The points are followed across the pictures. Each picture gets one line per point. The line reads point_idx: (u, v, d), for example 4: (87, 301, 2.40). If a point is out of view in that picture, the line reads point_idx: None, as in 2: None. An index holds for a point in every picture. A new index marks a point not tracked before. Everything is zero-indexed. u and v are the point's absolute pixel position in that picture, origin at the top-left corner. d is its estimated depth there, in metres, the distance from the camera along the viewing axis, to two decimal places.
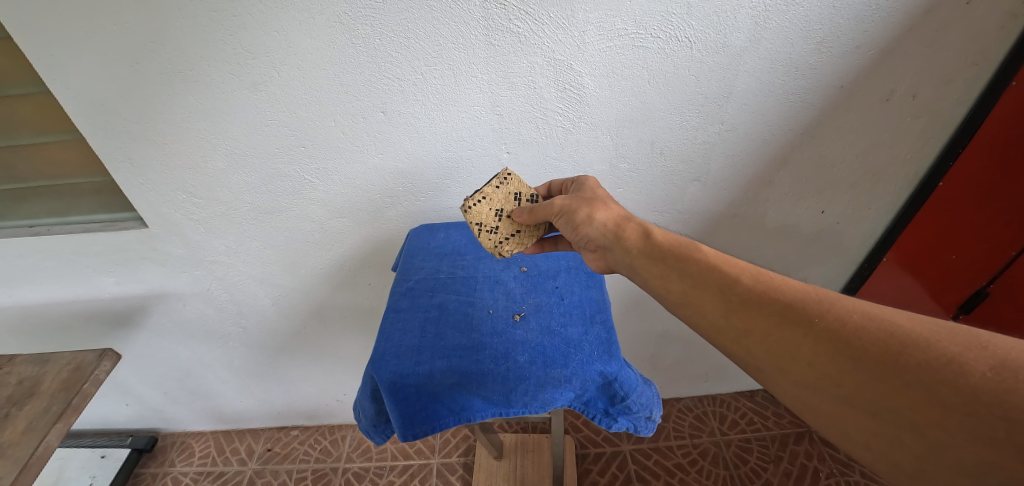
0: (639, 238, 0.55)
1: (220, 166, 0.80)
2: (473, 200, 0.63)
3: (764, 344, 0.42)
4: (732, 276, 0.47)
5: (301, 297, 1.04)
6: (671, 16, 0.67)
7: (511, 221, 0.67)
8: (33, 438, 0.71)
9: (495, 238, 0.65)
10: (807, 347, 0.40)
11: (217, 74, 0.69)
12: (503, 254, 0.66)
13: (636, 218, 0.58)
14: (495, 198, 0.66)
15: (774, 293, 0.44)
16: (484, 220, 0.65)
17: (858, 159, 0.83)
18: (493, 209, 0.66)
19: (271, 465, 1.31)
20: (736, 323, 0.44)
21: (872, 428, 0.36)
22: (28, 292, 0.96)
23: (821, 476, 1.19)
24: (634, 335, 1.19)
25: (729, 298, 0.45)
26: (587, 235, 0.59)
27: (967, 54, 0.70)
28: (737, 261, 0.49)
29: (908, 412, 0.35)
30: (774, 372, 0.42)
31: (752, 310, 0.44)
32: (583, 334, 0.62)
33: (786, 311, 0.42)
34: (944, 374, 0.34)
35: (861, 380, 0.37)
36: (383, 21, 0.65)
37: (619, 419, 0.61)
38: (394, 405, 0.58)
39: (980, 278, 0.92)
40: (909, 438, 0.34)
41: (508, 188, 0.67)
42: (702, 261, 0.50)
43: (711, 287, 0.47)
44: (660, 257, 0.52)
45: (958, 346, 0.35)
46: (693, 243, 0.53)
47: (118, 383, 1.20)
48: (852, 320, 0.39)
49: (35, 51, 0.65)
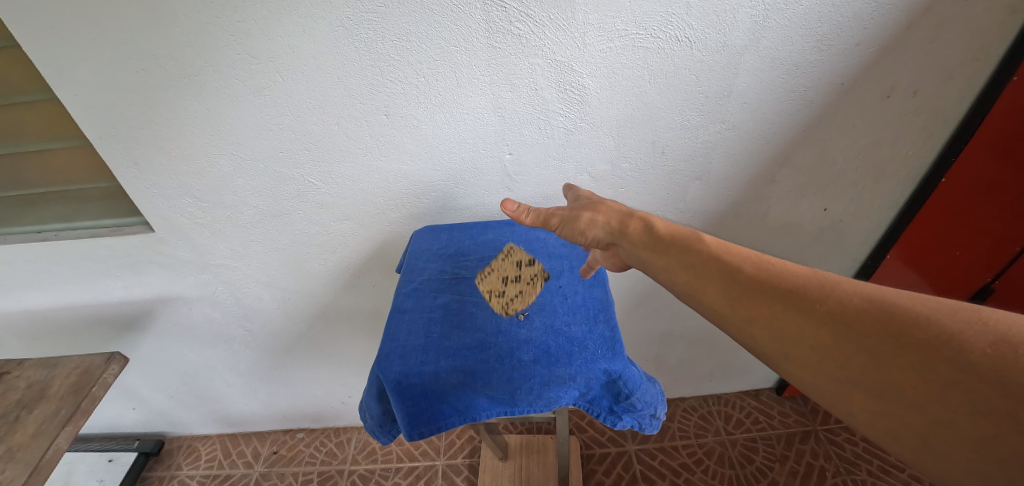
0: (642, 232, 0.54)
1: (225, 170, 0.80)
2: (483, 274, 0.72)
3: (768, 330, 0.42)
4: (734, 265, 0.47)
5: (306, 299, 1.04)
6: (671, 16, 0.67)
7: (517, 284, 0.69)
8: (43, 441, 0.72)
9: (503, 299, 0.68)
10: (810, 331, 0.40)
11: (222, 79, 0.70)
12: (511, 309, 0.66)
13: (638, 213, 0.57)
14: (502, 267, 0.71)
15: (775, 280, 0.44)
16: (491, 287, 0.69)
17: (860, 156, 0.83)
18: (500, 276, 0.70)
19: (278, 468, 1.32)
20: (740, 310, 0.44)
21: (875, 409, 0.36)
22: (37, 297, 0.97)
23: (827, 475, 1.19)
24: (637, 334, 1.19)
25: (733, 288, 0.45)
26: (594, 237, 0.59)
27: (969, 49, 0.70)
28: (740, 249, 0.49)
29: (911, 391, 0.35)
30: (778, 356, 0.42)
31: (755, 298, 0.44)
32: (587, 332, 0.62)
33: (788, 298, 0.42)
34: (945, 351, 0.34)
35: (864, 361, 0.37)
36: (385, 25, 0.66)
37: (623, 416, 0.62)
38: (399, 404, 0.58)
39: (985, 274, 0.92)
40: (912, 418, 0.35)
41: (512, 258, 0.73)
42: (704, 252, 0.49)
43: (714, 277, 0.47)
44: (665, 250, 0.51)
45: (959, 323, 0.35)
46: (695, 233, 0.52)
47: (124, 387, 1.21)
48: (852, 304, 0.39)
49: (43, 59, 0.66)
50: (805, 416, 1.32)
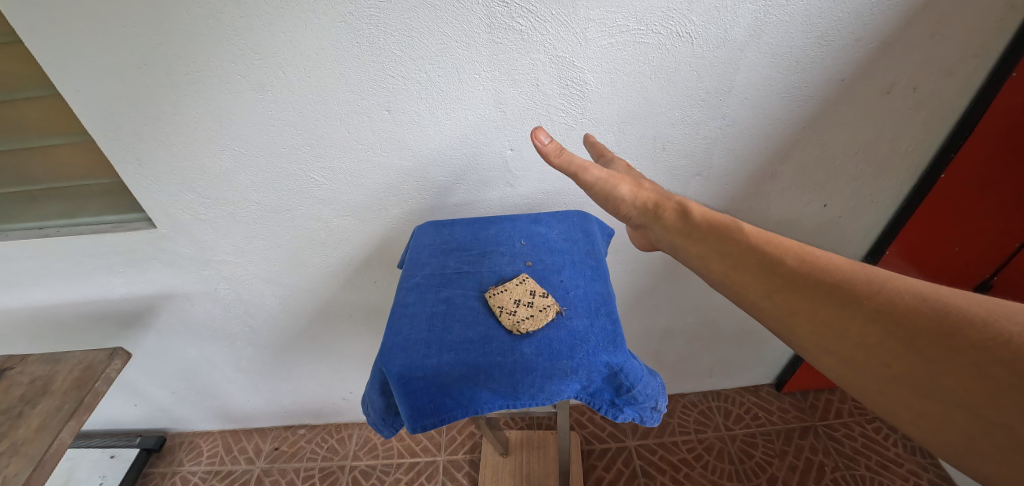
0: (678, 218, 0.55)
1: (227, 166, 0.81)
2: (496, 290, 0.67)
3: (810, 324, 0.41)
4: (775, 257, 0.46)
5: (307, 295, 1.05)
6: (672, 11, 0.67)
7: (531, 306, 0.64)
8: (46, 436, 0.72)
9: (513, 316, 0.62)
10: (856, 328, 0.39)
11: (225, 75, 0.70)
12: (521, 329, 0.61)
13: (676, 197, 0.58)
14: (516, 290, 0.66)
15: (820, 274, 0.43)
16: (503, 303, 0.65)
17: (861, 151, 0.83)
18: (513, 297, 0.65)
19: (279, 463, 1.33)
20: (781, 304, 0.43)
21: (920, 408, 0.35)
22: (39, 294, 0.97)
23: (826, 470, 1.19)
24: (637, 330, 1.19)
25: (772, 279, 0.44)
26: (627, 215, 0.60)
27: (969, 45, 0.70)
28: (782, 240, 0.47)
29: (963, 392, 0.34)
30: (819, 352, 0.41)
31: (798, 292, 0.43)
32: (588, 326, 0.63)
33: (833, 292, 0.41)
34: (1001, 353, 0.33)
35: (913, 361, 0.36)
36: (388, 20, 0.66)
37: (625, 409, 0.62)
38: (403, 397, 0.59)
39: (984, 269, 0.93)
40: (960, 418, 0.34)
41: (529, 285, 0.67)
42: (742, 242, 0.48)
43: (753, 268, 0.46)
44: (700, 237, 0.52)
45: (1018, 326, 0.34)
46: (734, 222, 0.51)
47: (126, 383, 1.22)
48: (903, 302, 0.38)
49: (45, 55, 0.66)
50: (805, 411, 1.33)
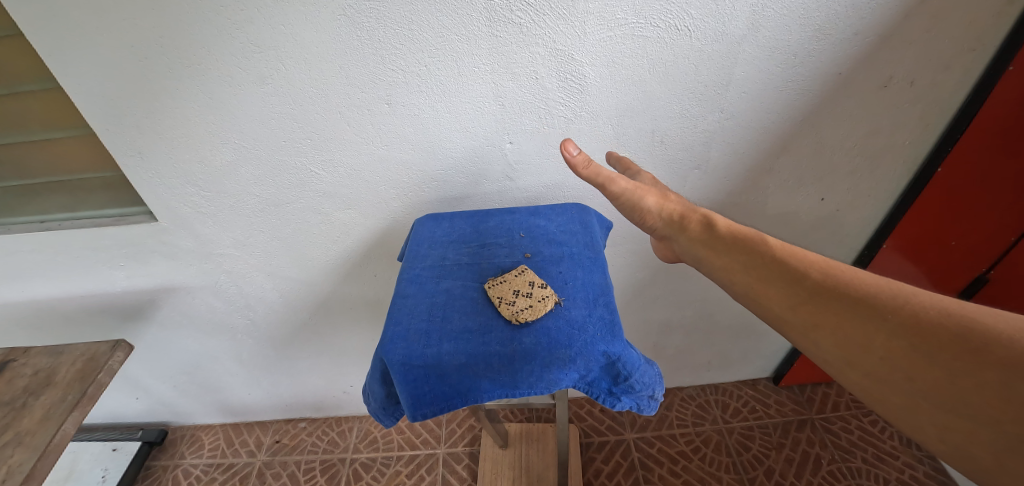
0: (703, 229, 0.54)
1: (227, 158, 0.81)
2: (495, 281, 0.68)
3: (833, 337, 0.39)
4: (800, 269, 0.44)
5: (307, 288, 1.05)
6: (671, 5, 0.68)
7: (530, 296, 0.64)
8: (51, 426, 0.73)
9: (513, 306, 0.63)
10: (880, 342, 0.37)
11: (226, 68, 0.70)
12: (520, 318, 0.62)
13: (703, 210, 0.57)
14: (516, 280, 0.67)
15: (845, 287, 0.41)
16: (503, 294, 0.65)
17: (858, 145, 0.84)
18: (513, 287, 0.66)
19: (280, 456, 1.34)
20: (803, 316, 0.42)
21: (944, 422, 0.34)
22: (40, 287, 0.98)
23: (823, 462, 1.21)
24: (636, 323, 1.20)
25: (797, 291, 0.43)
26: (653, 226, 0.60)
27: (967, 38, 0.71)
28: (808, 253, 0.46)
29: (990, 409, 0.32)
30: (842, 365, 0.39)
31: (822, 304, 0.41)
32: (587, 316, 0.63)
33: (858, 305, 0.39)
34: None
35: (939, 377, 0.34)
36: (389, 13, 0.66)
37: (622, 398, 0.63)
38: (403, 386, 0.60)
39: (980, 264, 0.95)
40: (981, 432, 0.32)
41: (528, 275, 0.67)
42: (768, 253, 0.47)
43: (777, 279, 0.44)
44: (726, 248, 0.51)
45: None
46: (760, 235, 0.50)
47: (127, 376, 1.22)
48: (930, 317, 0.36)
49: (46, 48, 0.66)
50: (802, 404, 1.34)
